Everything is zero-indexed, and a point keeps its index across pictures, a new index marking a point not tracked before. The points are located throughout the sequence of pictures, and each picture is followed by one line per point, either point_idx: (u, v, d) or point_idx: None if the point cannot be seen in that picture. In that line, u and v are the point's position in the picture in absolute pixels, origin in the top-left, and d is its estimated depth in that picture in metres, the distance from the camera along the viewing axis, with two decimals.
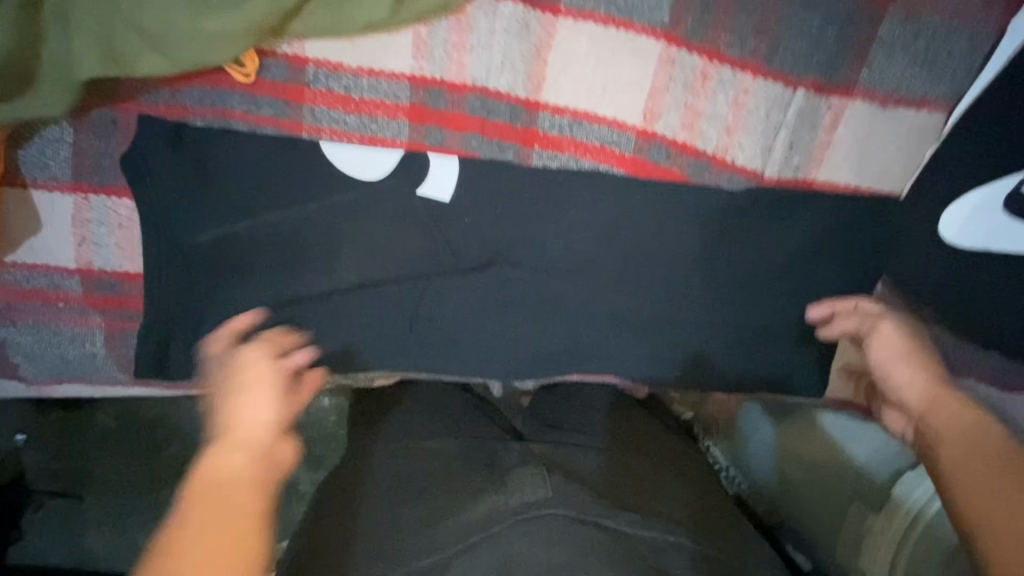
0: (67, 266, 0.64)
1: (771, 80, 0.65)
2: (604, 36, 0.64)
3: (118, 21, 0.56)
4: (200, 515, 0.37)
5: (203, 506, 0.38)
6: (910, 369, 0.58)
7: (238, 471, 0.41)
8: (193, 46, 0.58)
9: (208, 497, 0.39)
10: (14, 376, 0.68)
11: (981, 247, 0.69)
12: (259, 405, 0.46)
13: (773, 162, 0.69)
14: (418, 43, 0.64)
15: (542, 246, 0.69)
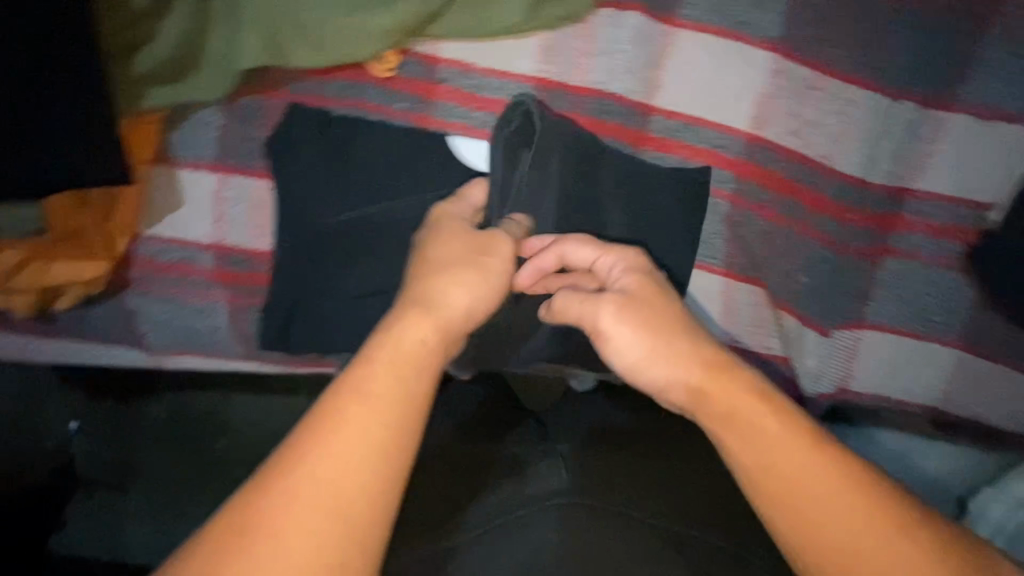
0: (203, 241, 0.68)
1: (875, 91, 0.64)
2: (729, 49, 0.64)
3: (278, 14, 0.60)
4: (369, 389, 0.43)
5: (391, 376, 0.44)
6: (680, 359, 0.49)
7: (421, 353, 0.46)
8: (340, 40, 0.61)
9: (408, 370, 0.45)
10: (137, 344, 0.72)
11: None
12: (462, 289, 0.50)
13: (877, 171, 0.66)
14: (544, 49, 0.65)
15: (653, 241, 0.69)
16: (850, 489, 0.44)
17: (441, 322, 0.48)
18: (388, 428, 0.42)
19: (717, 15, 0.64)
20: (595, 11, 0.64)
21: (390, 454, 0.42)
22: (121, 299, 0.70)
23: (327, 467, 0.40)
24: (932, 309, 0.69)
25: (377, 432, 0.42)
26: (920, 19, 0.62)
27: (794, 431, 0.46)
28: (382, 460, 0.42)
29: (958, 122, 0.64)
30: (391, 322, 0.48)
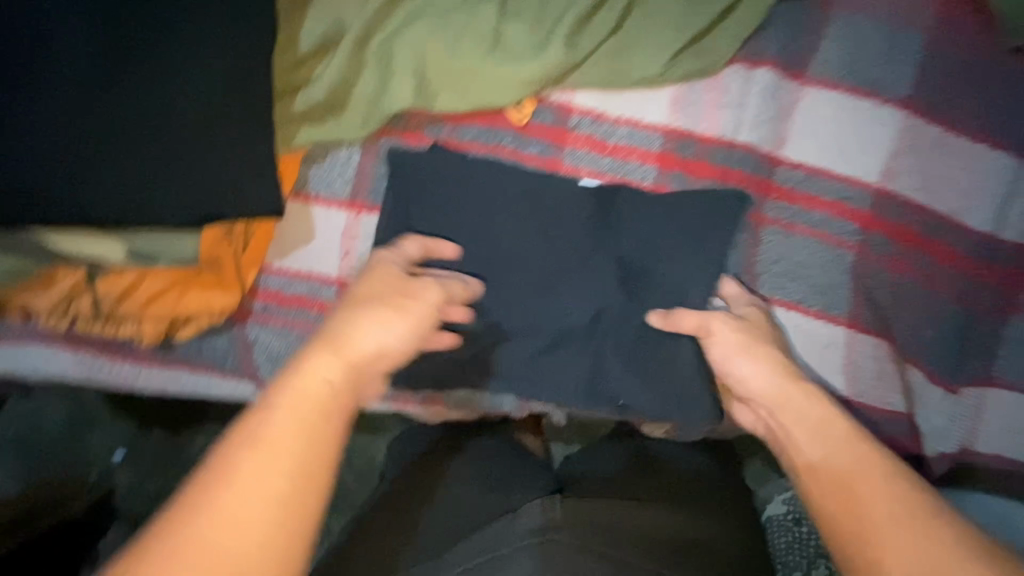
0: (329, 275, 0.69)
1: (1003, 150, 0.65)
2: (858, 106, 0.66)
3: (430, 62, 0.63)
4: (291, 417, 0.43)
5: (299, 406, 0.44)
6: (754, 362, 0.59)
7: (323, 388, 0.45)
8: (484, 87, 0.64)
9: (306, 406, 0.44)
10: (248, 376, 0.71)
11: None
12: (377, 322, 0.50)
13: (1008, 227, 0.66)
14: (675, 100, 0.67)
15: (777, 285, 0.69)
16: (897, 492, 0.45)
17: (348, 358, 0.48)
18: (297, 453, 0.42)
19: (846, 73, 0.66)
20: (726, 67, 0.66)
21: (299, 498, 0.41)
22: (240, 330, 0.70)
23: (232, 493, 0.39)
24: None
25: (262, 475, 0.40)
26: None
27: (858, 450, 0.48)
28: (284, 491, 0.40)
29: None
30: (301, 358, 0.47)
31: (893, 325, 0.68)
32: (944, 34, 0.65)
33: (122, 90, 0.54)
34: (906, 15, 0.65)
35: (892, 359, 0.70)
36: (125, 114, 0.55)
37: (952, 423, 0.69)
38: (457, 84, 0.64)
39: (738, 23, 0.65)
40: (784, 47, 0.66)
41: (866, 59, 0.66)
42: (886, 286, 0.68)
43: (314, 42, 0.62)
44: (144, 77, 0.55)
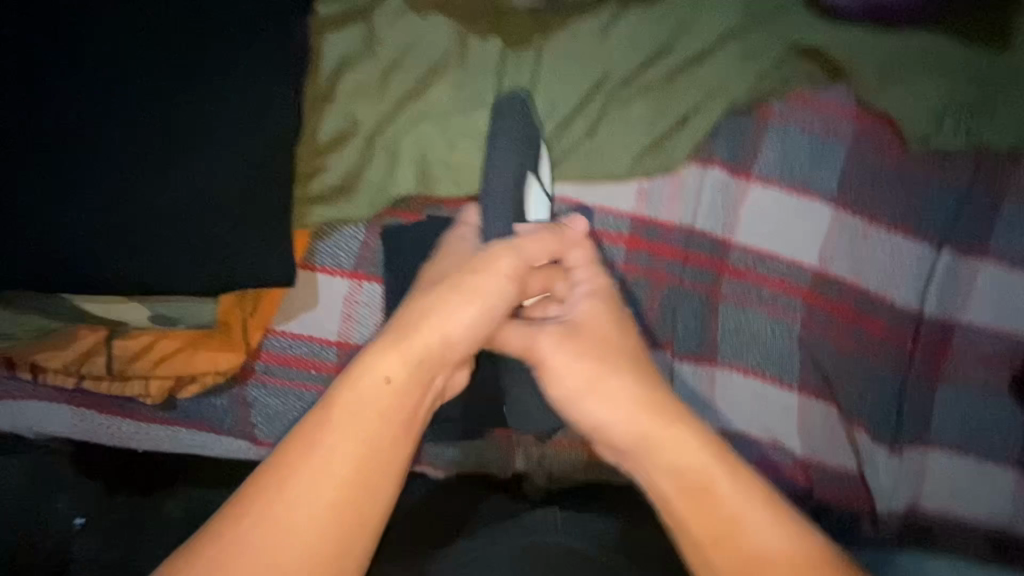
0: (329, 338, 0.75)
1: (920, 240, 0.76)
2: (795, 201, 0.78)
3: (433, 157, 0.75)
4: (365, 408, 0.53)
5: (367, 403, 0.53)
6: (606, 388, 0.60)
7: (383, 388, 0.54)
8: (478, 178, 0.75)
9: (371, 403, 0.53)
10: (245, 435, 0.76)
11: None
12: (453, 316, 0.59)
13: (931, 304, 0.76)
14: (641, 192, 0.78)
15: (733, 352, 0.78)
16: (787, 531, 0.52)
17: (413, 357, 0.56)
18: (360, 442, 0.51)
19: (784, 173, 0.78)
20: (684, 165, 0.78)
21: (358, 481, 0.50)
22: (240, 390, 0.74)
23: (305, 470, 0.50)
24: (990, 431, 0.75)
25: (332, 459, 0.50)
26: (951, 184, 0.76)
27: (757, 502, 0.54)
28: (347, 475, 0.50)
29: (990, 270, 0.75)
30: (371, 353, 0.55)
31: (839, 390, 0.77)
32: (863, 143, 0.78)
33: (157, 173, 0.62)
34: (832, 126, 0.78)
35: (842, 423, 0.77)
36: (154, 194, 0.62)
37: (897, 481, 0.76)
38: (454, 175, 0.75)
39: (691, 130, 0.78)
40: (732, 150, 0.78)
41: (801, 162, 0.78)
42: (828, 355, 0.77)
43: (332, 136, 0.72)
44: (177, 167, 0.62)
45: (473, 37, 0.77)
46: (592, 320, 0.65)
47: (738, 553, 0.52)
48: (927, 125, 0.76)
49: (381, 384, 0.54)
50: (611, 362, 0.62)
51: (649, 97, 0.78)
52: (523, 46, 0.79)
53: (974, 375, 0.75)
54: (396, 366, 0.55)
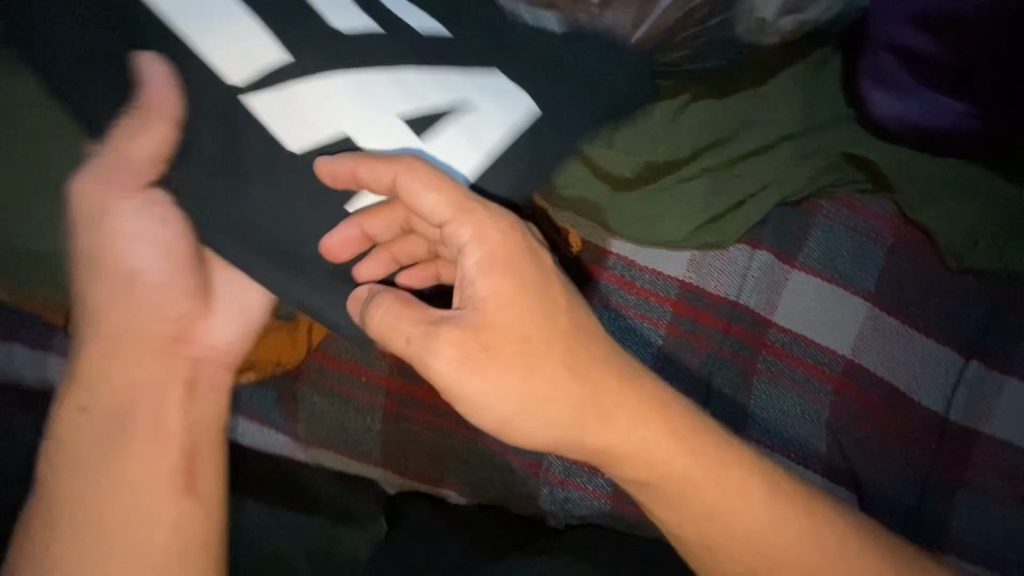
0: (383, 349, 0.78)
1: (949, 347, 0.81)
2: (834, 293, 0.83)
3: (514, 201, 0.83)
4: (111, 354, 0.64)
5: (111, 343, 0.65)
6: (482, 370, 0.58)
7: (145, 362, 0.65)
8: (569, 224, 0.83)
9: (127, 371, 0.64)
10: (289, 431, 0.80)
11: None
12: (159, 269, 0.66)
13: (953, 410, 0.80)
14: (692, 261, 0.85)
15: (767, 427, 0.81)
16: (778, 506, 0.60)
17: (122, 325, 0.65)
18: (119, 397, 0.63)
19: (826, 265, 0.84)
20: (734, 245, 0.85)
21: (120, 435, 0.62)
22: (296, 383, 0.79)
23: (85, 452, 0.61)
24: (1006, 544, 0.77)
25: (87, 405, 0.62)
26: (980, 300, 0.82)
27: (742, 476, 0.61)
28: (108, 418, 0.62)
29: (1016, 385, 0.79)
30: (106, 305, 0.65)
31: (860, 480, 0.79)
32: (900, 250, 0.84)
33: None
34: (872, 231, 0.85)
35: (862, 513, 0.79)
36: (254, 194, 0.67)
37: None
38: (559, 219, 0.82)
39: (744, 214, 0.85)
40: (779, 237, 0.85)
41: (841, 257, 0.84)
42: (854, 443, 0.80)
43: None
44: None
45: None
46: (499, 303, 0.59)
47: (736, 531, 0.60)
48: (964, 242, 0.82)
49: (134, 313, 0.65)
50: (546, 366, 0.59)
51: (709, 178, 0.86)
52: None
53: (995, 485, 0.78)
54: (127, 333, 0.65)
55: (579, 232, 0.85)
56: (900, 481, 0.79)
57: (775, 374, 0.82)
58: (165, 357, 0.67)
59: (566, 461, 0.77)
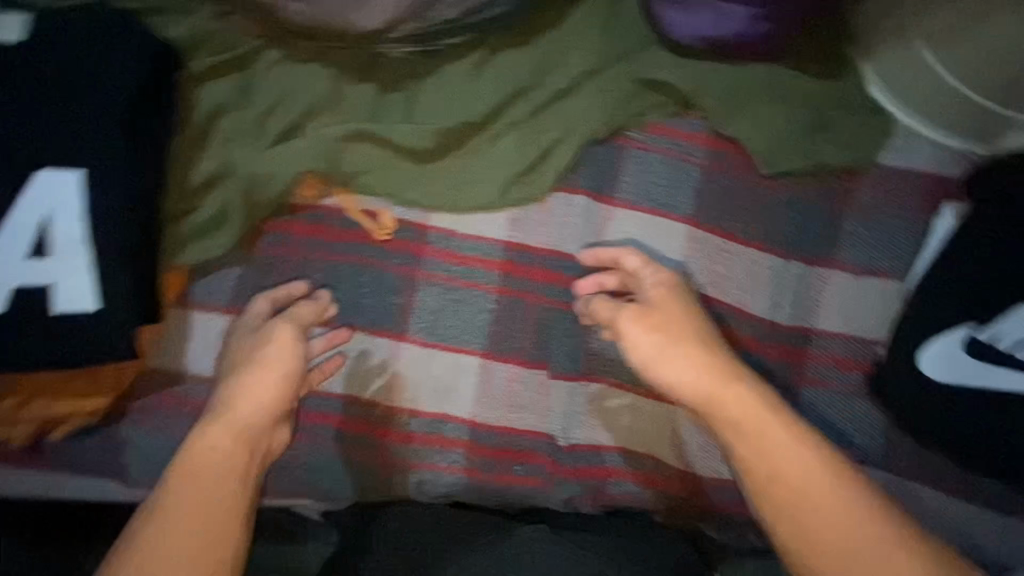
0: (204, 374, 0.76)
1: (774, 255, 0.81)
2: (656, 223, 0.82)
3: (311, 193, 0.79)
4: (246, 397, 0.67)
5: (260, 388, 0.68)
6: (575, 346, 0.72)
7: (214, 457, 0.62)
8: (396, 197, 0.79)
9: (202, 472, 0.61)
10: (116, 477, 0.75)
11: (954, 382, 0.73)
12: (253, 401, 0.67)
13: (783, 314, 0.81)
14: (512, 220, 0.83)
15: (613, 367, 0.82)
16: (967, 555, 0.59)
17: (234, 428, 0.65)
18: (242, 421, 0.66)
19: (643, 197, 0.83)
20: (551, 194, 0.83)
21: (239, 456, 0.63)
22: (114, 427, 0.75)
23: (195, 461, 0.62)
24: (847, 431, 0.81)
25: (231, 426, 0.65)
26: (798, 203, 0.82)
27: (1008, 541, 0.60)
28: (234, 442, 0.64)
29: (839, 278, 0.81)
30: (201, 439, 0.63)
31: None
32: (714, 166, 0.83)
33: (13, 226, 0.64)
34: (686, 155, 0.84)
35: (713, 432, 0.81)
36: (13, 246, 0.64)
37: None
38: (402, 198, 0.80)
39: (554, 162, 0.83)
40: (595, 178, 0.84)
41: (657, 186, 0.83)
42: None
43: (205, 177, 0.76)
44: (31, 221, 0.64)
45: (347, 83, 0.83)
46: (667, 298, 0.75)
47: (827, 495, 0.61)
48: (770, 149, 0.82)
49: (281, 352, 0.71)
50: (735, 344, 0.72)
51: (516, 132, 0.83)
52: (395, 88, 0.84)
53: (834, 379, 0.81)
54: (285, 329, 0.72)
55: (391, 212, 0.81)
56: None
57: (612, 316, 0.81)
58: (277, 369, 0.69)
59: (413, 446, 0.78)
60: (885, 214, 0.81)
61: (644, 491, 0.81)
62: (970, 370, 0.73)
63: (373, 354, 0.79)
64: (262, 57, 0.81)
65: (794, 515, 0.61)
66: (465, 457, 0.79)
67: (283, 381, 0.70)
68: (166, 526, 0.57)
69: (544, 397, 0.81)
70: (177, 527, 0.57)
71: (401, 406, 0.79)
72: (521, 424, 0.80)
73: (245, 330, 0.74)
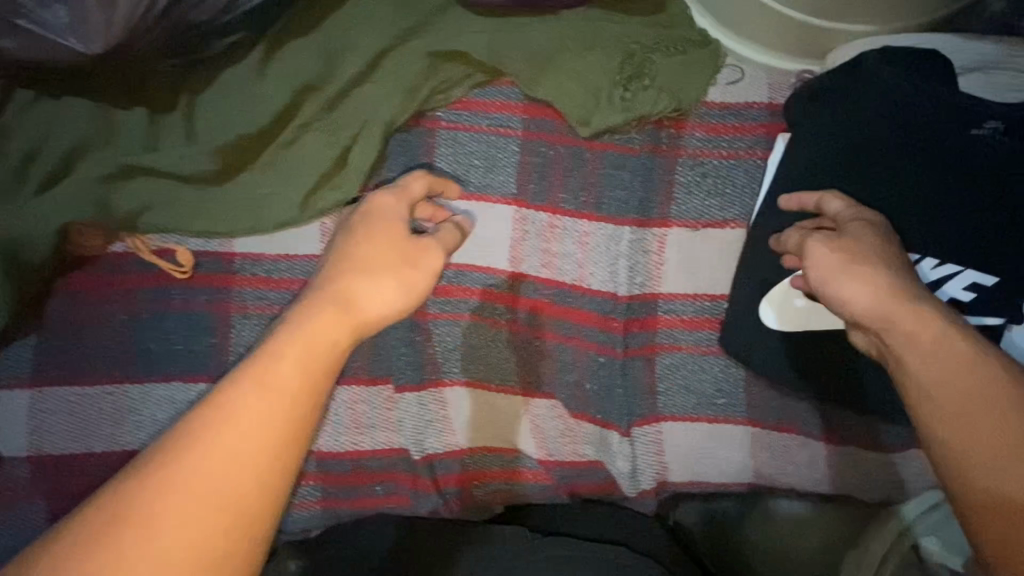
0: (18, 454, 0.71)
1: (606, 222, 0.76)
2: (477, 209, 0.76)
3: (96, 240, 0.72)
4: (353, 275, 0.54)
5: (369, 236, 0.58)
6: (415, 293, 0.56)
7: (284, 380, 0.45)
8: (202, 225, 0.73)
9: (243, 416, 0.43)
10: None
11: (800, 328, 0.69)
12: (379, 289, 0.54)
13: (624, 283, 0.76)
14: (324, 232, 0.77)
15: (461, 368, 0.77)
16: None
17: (266, 392, 0.44)
18: (349, 296, 0.52)
19: (460, 183, 0.77)
20: (363, 196, 0.77)
21: (319, 375, 0.46)
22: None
23: (146, 497, 0.40)
24: (710, 393, 0.76)
25: (297, 340, 0.47)
26: (624, 162, 0.76)
27: None
28: (331, 318, 0.50)
29: (679, 234, 0.75)
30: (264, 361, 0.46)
31: (557, 385, 0.77)
32: (530, 136, 0.77)
33: None
34: (500, 127, 0.77)
35: (571, 417, 0.77)
36: None
37: (636, 460, 0.77)
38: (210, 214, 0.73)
39: (356, 161, 0.75)
40: (405, 171, 0.78)
41: (473, 167, 0.77)
42: (543, 353, 0.77)
43: None
44: None
45: (114, 112, 0.75)
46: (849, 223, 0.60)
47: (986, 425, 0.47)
48: (587, 108, 0.74)
49: (390, 226, 0.60)
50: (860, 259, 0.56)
51: (312, 134, 0.76)
52: (170, 109, 0.76)
53: (687, 341, 0.76)
54: (393, 225, 0.60)
55: (190, 245, 0.75)
56: (594, 371, 0.77)
57: (447, 316, 0.77)
58: (403, 280, 0.55)
59: None
60: (718, 156, 0.75)
61: (512, 487, 0.78)
62: (814, 313, 0.68)
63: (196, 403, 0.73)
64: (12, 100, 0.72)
65: (972, 440, 0.47)
66: (320, 488, 0.77)
67: (400, 245, 0.57)
68: (188, 489, 0.41)
69: (391, 412, 0.77)
70: (190, 487, 0.41)
71: None
72: (371, 443, 0.77)
73: (358, 242, 0.57)
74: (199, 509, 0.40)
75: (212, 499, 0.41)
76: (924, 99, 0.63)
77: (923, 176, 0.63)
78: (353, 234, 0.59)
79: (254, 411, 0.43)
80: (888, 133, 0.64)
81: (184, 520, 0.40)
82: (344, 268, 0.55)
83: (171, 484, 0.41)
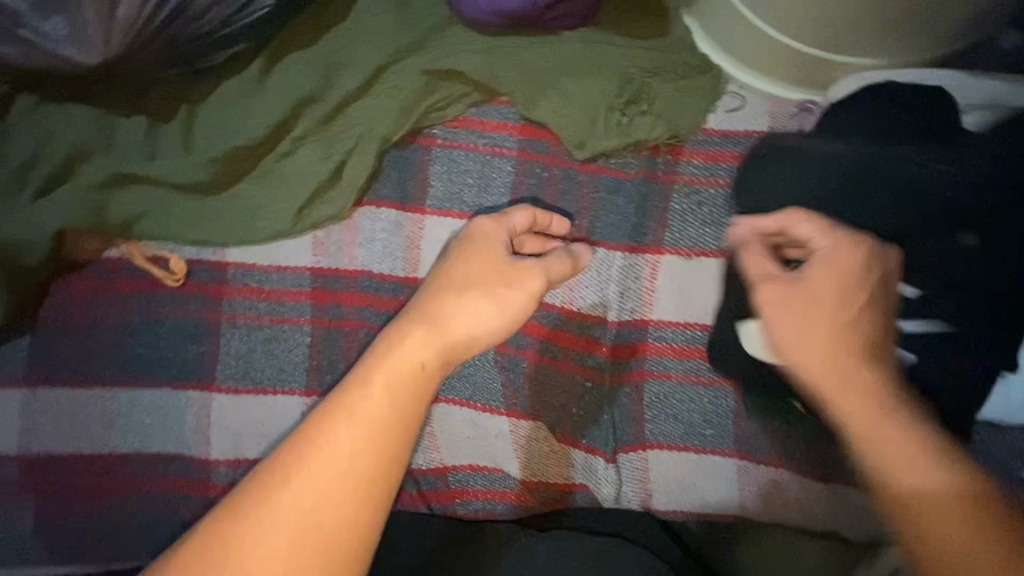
0: (9, 453, 0.72)
1: (597, 245, 0.75)
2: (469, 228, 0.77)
3: (95, 244, 0.73)
4: (444, 307, 0.55)
5: (466, 261, 0.59)
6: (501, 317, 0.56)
7: (373, 407, 0.48)
8: (197, 233, 0.74)
9: (354, 429, 0.47)
10: None
11: None
12: (475, 312, 0.55)
13: (615, 308, 0.75)
14: (316, 244, 0.77)
15: (449, 385, 0.77)
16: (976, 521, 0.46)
17: (367, 419, 0.47)
18: (451, 325, 0.54)
19: (454, 201, 0.77)
20: (355, 211, 0.77)
21: (407, 398, 0.49)
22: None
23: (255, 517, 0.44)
24: (699, 423, 0.75)
25: (388, 378, 0.49)
26: (618, 187, 0.75)
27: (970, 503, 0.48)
28: (433, 350, 0.53)
29: (671, 262, 0.75)
30: (359, 375, 0.50)
31: (544, 407, 0.76)
32: (525, 158, 0.77)
33: None
34: (495, 147, 0.77)
35: (557, 440, 0.76)
36: None
37: (622, 487, 0.75)
38: (206, 223, 0.74)
39: (351, 175, 0.76)
40: (399, 187, 0.78)
41: (466, 186, 0.77)
42: (531, 374, 0.76)
43: None
44: None
45: (115, 119, 0.76)
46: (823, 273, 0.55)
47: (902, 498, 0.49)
48: (581, 131, 0.75)
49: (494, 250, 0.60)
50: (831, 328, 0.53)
51: (307, 148, 0.77)
52: (170, 118, 0.77)
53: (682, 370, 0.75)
54: (496, 246, 0.60)
55: (182, 254, 0.76)
56: (581, 395, 0.76)
57: None
58: (500, 302, 0.56)
59: None
60: (714, 185, 0.74)
61: (496, 508, 0.77)
62: None
63: (183, 408, 0.74)
64: (17, 103, 0.75)
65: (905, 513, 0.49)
66: None
67: (502, 264, 0.58)
68: (294, 509, 0.44)
69: None
70: (302, 493, 0.45)
71: (220, 458, 0.74)
72: None
73: (455, 263, 0.58)
74: (295, 526, 0.44)
75: (322, 500, 0.45)
76: (937, 145, 0.62)
77: (935, 225, 0.61)
78: (456, 261, 0.59)
79: (357, 436, 0.47)
80: (906, 176, 0.62)
81: (310, 519, 0.44)
82: (442, 295, 0.56)
83: (286, 501, 0.45)
